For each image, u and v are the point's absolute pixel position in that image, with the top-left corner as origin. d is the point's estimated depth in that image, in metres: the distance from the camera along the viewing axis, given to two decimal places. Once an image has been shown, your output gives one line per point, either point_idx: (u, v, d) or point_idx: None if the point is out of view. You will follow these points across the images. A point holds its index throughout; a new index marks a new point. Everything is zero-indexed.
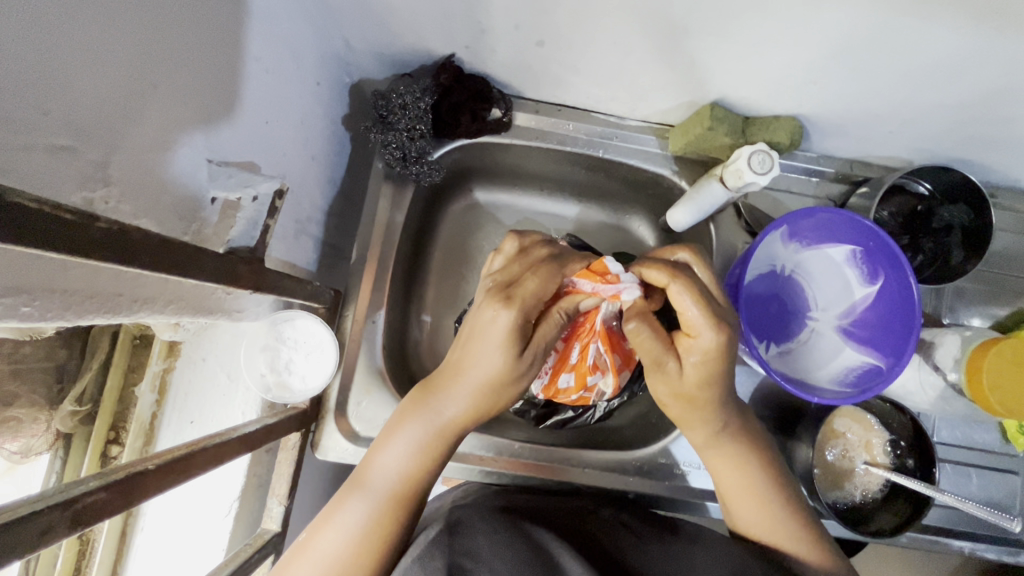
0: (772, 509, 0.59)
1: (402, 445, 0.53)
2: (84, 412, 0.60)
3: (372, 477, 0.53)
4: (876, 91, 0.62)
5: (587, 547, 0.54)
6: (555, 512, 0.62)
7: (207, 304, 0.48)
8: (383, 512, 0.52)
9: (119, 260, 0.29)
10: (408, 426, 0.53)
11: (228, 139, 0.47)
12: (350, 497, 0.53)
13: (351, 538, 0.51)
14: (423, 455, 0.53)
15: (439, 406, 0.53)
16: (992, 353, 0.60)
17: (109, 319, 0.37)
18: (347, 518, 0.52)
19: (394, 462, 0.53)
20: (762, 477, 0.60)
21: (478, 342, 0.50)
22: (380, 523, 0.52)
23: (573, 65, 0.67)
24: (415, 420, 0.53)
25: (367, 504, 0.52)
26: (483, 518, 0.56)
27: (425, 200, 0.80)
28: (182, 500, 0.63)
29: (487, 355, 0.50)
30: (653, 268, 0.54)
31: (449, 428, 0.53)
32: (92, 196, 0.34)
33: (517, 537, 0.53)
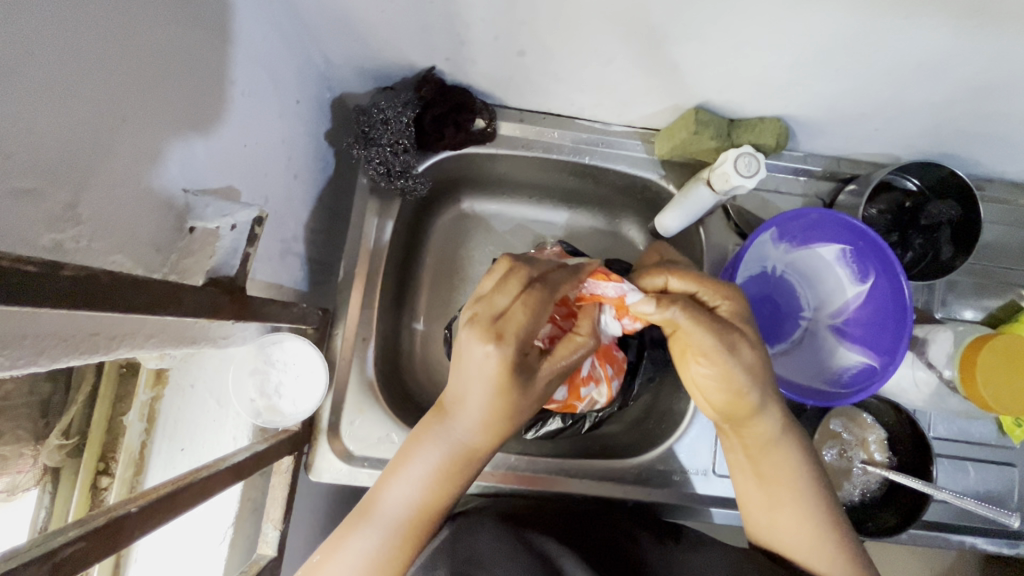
0: (825, 543, 0.54)
1: (418, 469, 0.52)
2: (71, 445, 0.58)
3: (385, 504, 0.52)
4: (861, 90, 0.62)
5: (590, 554, 0.55)
6: (556, 517, 0.63)
7: (190, 334, 0.47)
8: (393, 543, 0.51)
9: (90, 307, 0.28)
10: (425, 450, 0.52)
11: (205, 167, 0.47)
12: (355, 529, 0.52)
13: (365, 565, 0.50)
14: (437, 480, 0.52)
15: (454, 426, 0.51)
16: (987, 348, 0.59)
17: (84, 359, 0.36)
18: (358, 548, 0.51)
19: (405, 490, 0.52)
20: (808, 504, 0.55)
21: (466, 374, 0.48)
22: (392, 552, 0.51)
23: (554, 74, 0.66)
24: (433, 444, 0.52)
25: (381, 533, 0.52)
26: (487, 525, 0.57)
27: (412, 213, 0.79)
28: (175, 531, 0.61)
29: (481, 393, 0.48)
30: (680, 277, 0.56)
31: (467, 450, 0.52)
32: (61, 236, 0.33)
33: (520, 545, 0.54)
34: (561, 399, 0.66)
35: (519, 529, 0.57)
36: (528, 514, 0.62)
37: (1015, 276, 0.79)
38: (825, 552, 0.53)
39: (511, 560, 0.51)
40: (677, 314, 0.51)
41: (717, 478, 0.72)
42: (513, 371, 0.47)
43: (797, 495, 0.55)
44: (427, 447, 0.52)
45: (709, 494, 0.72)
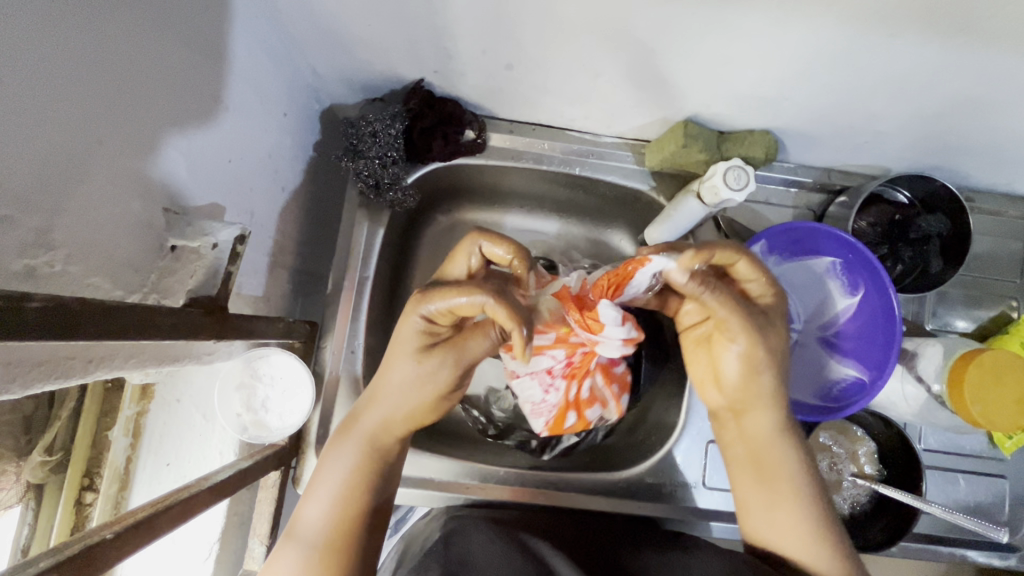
0: (791, 507, 0.57)
1: (332, 477, 0.54)
2: (54, 461, 0.58)
3: (304, 519, 0.52)
4: (849, 104, 0.62)
5: (581, 555, 0.55)
6: (548, 524, 0.63)
7: (173, 353, 0.47)
8: (321, 557, 0.50)
9: (61, 336, 0.28)
10: (337, 456, 0.55)
11: (188, 184, 0.46)
12: (280, 552, 0.51)
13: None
14: (354, 487, 0.54)
15: (367, 424, 0.56)
16: (974, 364, 0.59)
17: (60, 383, 0.36)
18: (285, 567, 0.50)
19: (320, 504, 0.53)
20: (783, 493, 0.57)
21: (393, 352, 0.56)
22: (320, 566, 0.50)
23: (543, 87, 0.66)
24: (345, 450, 0.55)
25: (307, 546, 0.51)
26: (480, 529, 0.58)
27: (403, 224, 0.79)
28: (161, 545, 0.61)
29: (404, 367, 0.55)
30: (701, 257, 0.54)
31: (373, 453, 0.55)
32: (34, 261, 0.33)
33: (513, 547, 0.54)
34: (572, 424, 0.69)
35: (513, 530, 0.58)
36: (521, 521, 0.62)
37: (1006, 287, 0.79)
38: (787, 513, 0.56)
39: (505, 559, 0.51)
40: (677, 280, 0.54)
41: (707, 490, 0.72)
42: (428, 342, 0.55)
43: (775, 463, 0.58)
44: (337, 453, 0.55)
45: (699, 506, 0.72)
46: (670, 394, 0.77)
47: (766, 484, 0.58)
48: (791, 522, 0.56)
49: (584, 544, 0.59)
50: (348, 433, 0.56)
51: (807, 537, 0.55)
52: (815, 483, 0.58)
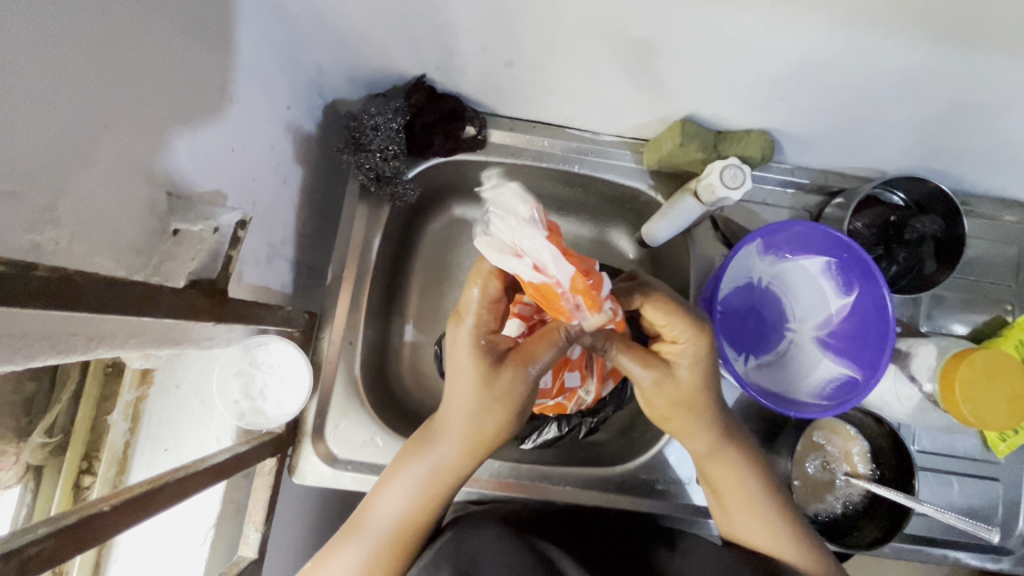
0: (772, 522, 0.58)
1: (403, 489, 0.56)
2: (54, 443, 0.59)
3: (376, 514, 0.55)
4: (845, 105, 0.62)
5: (587, 558, 0.55)
6: (551, 518, 0.62)
7: (173, 336, 0.48)
8: (379, 554, 0.54)
9: (62, 307, 0.29)
10: (415, 467, 0.56)
11: (191, 169, 0.47)
12: (346, 541, 0.55)
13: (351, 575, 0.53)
14: (423, 497, 0.56)
15: (438, 447, 0.55)
16: (966, 363, 0.59)
17: (62, 359, 0.37)
18: (347, 558, 0.54)
19: (393, 504, 0.55)
20: (761, 507, 0.59)
21: (456, 370, 0.55)
22: (378, 562, 0.54)
23: (542, 85, 0.67)
24: (423, 459, 0.56)
25: (370, 541, 0.54)
26: (487, 526, 0.57)
27: (403, 219, 0.80)
28: (157, 530, 0.62)
29: (470, 391, 0.53)
30: (676, 321, 0.55)
31: (453, 467, 0.56)
32: (40, 238, 0.34)
33: (520, 547, 0.54)
34: (548, 385, 0.68)
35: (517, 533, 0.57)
36: (526, 514, 0.62)
37: (1001, 291, 0.80)
38: (768, 530, 0.58)
39: (515, 563, 0.51)
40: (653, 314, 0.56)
41: (700, 487, 0.72)
42: (490, 359, 0.53)
43: (745, 486, 0.59)
44: (417, 463, 0.56)
45: (692, 503, 0.72)
46: None
47: (733, 502, 0.60)
48: (761, 533, 0.58)
49: (588, 543, 0.59)
50: (429, 442, 0.56)
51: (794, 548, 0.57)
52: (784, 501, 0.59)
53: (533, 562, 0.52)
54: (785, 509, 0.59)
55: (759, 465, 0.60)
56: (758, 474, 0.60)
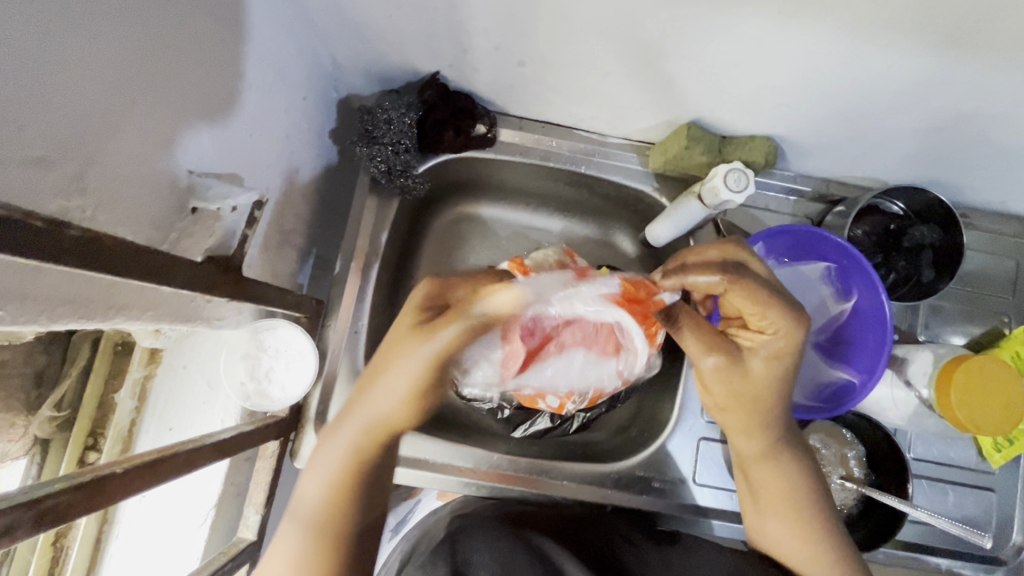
0: (798, 523, 0.58)
1: (329, 457, 0.54)
2: (62, 417, 0.60)
3: (302, 493, 0.55)
4: (847, 113, 0.64)
5: (583, 550, 0.55)
6: (547, 521, 0.62)
7: (186, 312, 0.49)
8: (318, 534, 0.52)
9: (90, 267, 0.30)
10: (337, 436, 0.55)
11: (210, 150, 0.49)
12: (284, 525, 0.54)
13: (289, 563, 0.51)
14: (343, 471, 0.54)
15: (371, 408, 0.54)
16: (962, 368, 0.61)
17: (81, 323, 0.38)
18: (287, 545, 0.52)
19: (319, 480, 0.54)
20: (797, 509, 0.58)
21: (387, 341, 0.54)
22: (312, 543, 0.52)
23: (553, 85, 0.69)
24: (343, 432, 0.55)
25: (304, 524, 0.53)
26: (484, 527, 0.56)
27: (411, 213, 0.81)
28: (158, 509, 0.62)
29: (403, 356, 0.52)
30: (768, 306, 0.54)
31: (364, 438, 0.54)
32: (68, 204, 0.35)
33: (517, 545, 0.53)
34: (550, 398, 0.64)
35: (520, 530, 0.57)
36: (523, 517, 0.61)
37: (998, 304, 0.81)
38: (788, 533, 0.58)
39: (510, 556, 0.51)
40: (743, 301, 0.55)
41: (697, 486, 0.73)
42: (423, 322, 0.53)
43: (785, 485, 0.59)
44: (339, 433, 0.55)
45: (687, 501, 0.73)
46: (664, 390, 0.79)
47: (762, 501, 0.60)
48: (783, 535, 0.58)
49: (583, 538, 0.58)
50: (340, 424, 0.56)
51: (807, 555, 0.57)
52: (818, 503, 0.58)
53: (529, 557, 0.51)
54: (819, 515, 0.58)
55: (805, 470, 0.59)
56: (804, 477, 0.59)
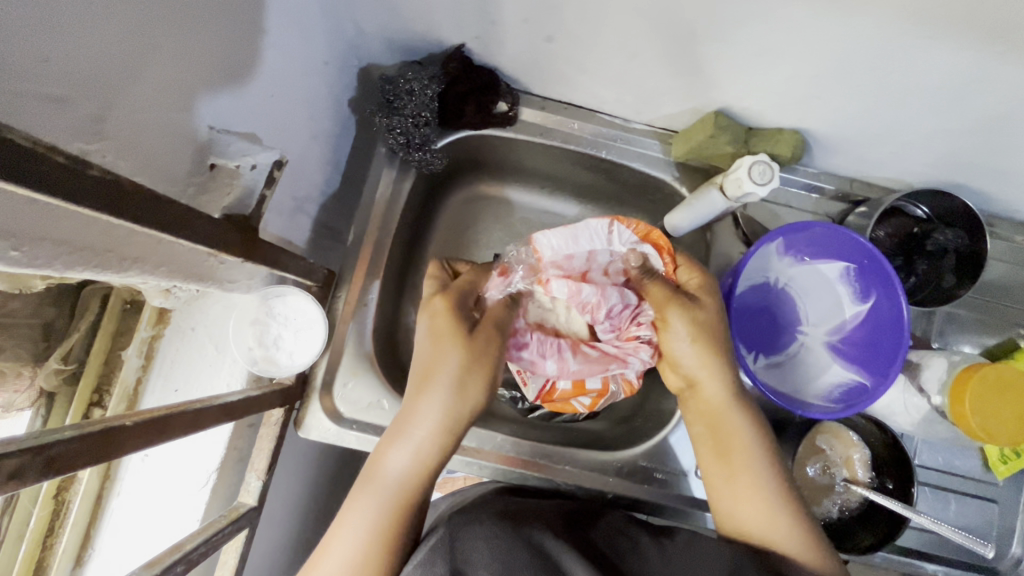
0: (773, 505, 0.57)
1: (409, 440, 0.57)
2: (68, 372, 0.59)
3: (383, 476, 0.56)
4: (879, 108, 0.62)
5: (588, 550, 0.52)
6: (549, 511, 0.59)
7: (199, 271, 0.48)
8: (394, 508, 0.54)
9: (109, 211, 0.29)
10: (416, 420, 0.57)
11: (228, 107, 0.48)
12: (357, 497, 0.55)
13: (360, 540, 0.52)
14: (429, 449, 0.57)
15: (441, 386, 0.57)
16: (978, 376, 0.60)
17: (95, 274, 0.37)
18: (359, 516, 0.54)
19: (399, 459, 0.56)
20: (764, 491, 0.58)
21: (446, 339, 0.59)
22: (387, 516, 0.54)
23: (579, 64, 0.67)
24: (423, 414, 0.57)
25: (381, 494, 0.55)
26: (482, 520, 0.53)
27: (426, 188, 0.80)
28: (160, 469, 0.62)
29: (455, 345, 0.58)
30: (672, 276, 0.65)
31: (452, 419, 0.57)
32: (85, 147, 0.34)
33: (518, 544, 0.51)
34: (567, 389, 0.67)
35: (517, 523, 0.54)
36: (523, 507, 0.59)
37: (1016, 315, 0.80)
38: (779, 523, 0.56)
39: (512, 560, 0.48)
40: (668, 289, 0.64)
41: (698, 480, 0.73)
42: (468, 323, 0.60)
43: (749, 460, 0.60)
44: (420, 411, 0.57)
45: (690, 494, 0.72)
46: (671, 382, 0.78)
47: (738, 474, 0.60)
48: (755, 515, 0.57)
49: (584, 535, 0.56)
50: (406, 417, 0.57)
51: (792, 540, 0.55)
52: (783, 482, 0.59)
53: (532, 561, 0.49)
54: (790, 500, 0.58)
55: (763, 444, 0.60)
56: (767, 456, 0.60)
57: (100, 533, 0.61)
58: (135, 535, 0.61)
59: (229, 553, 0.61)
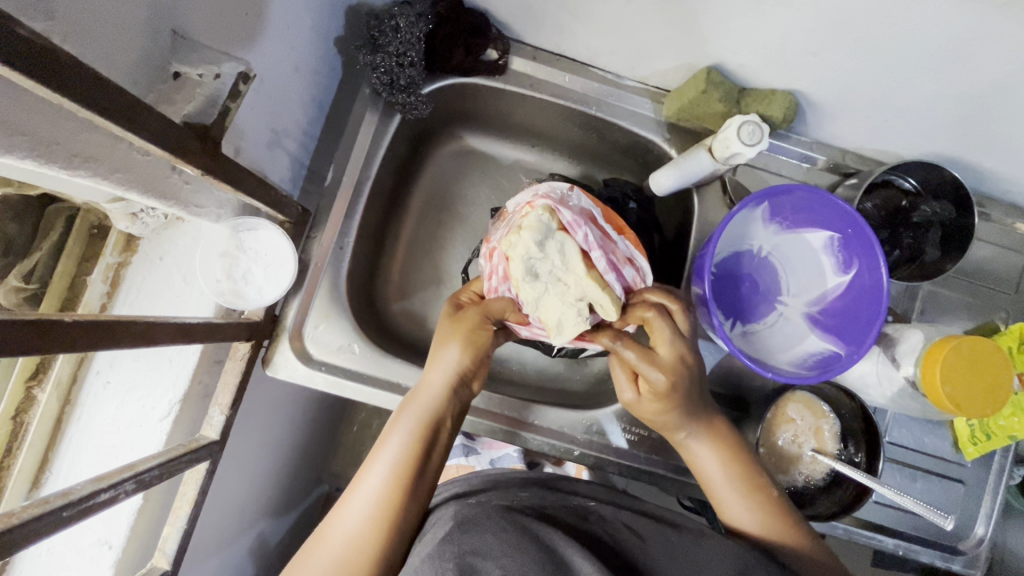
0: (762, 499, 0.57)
1: (450, 345, 0.59)
2: (30, 291, 0.57)
3: (429, 389, 0.58)
4: (877, 68, 0.60)
5: (599, 547, 0.49)
6: (565, 511, 0.55)
7: (161, 188, 0.47)
8: (420, 436, 0.55)
9: (47, 81, 0.28)
10: (462, 321, 0.61)
11: (200, 18, 0.46)
12: (392, 430, 0.56)
13: (387, 476, 0.53)
14: (472, 357, 0.59)
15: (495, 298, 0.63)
16: (953, 346, 0.59)
17: (39, 166, 0.36)
18: (387, 453, 0.54)
19: (446, 366, 0.58)
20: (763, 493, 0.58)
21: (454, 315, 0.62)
22: (416, 444, 0.55)
23: (572, 9, 0.65)
24: (466, 322, 0.61)
25: (414, 431, 0.56)
26: (491, 516, 0.51)
27: (412, 136, 0.79)
28: (123, 397, 0.61)
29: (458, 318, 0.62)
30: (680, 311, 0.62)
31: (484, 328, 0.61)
32: (29, 23, 0.32)
33: (524, 539, 0.47)
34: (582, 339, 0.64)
35: (525, 516, 0.52)
36: (538, 504, 0.55)
37: (999, 298, 0.79)
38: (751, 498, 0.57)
39: (515, 553, 0.45)
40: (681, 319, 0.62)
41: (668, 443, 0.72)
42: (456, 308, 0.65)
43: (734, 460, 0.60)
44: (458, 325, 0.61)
45: (658, 457, 0.72)
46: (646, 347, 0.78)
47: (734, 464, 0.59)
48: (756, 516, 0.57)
49: (594, 529, 0.52)
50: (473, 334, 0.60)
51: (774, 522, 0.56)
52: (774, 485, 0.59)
53: (540, 556, 0.45)
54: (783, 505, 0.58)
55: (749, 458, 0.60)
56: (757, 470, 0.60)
57: (58, 457, 0.60)
58: (95, 461, 0.60)
59: (189, 484, 0.60)
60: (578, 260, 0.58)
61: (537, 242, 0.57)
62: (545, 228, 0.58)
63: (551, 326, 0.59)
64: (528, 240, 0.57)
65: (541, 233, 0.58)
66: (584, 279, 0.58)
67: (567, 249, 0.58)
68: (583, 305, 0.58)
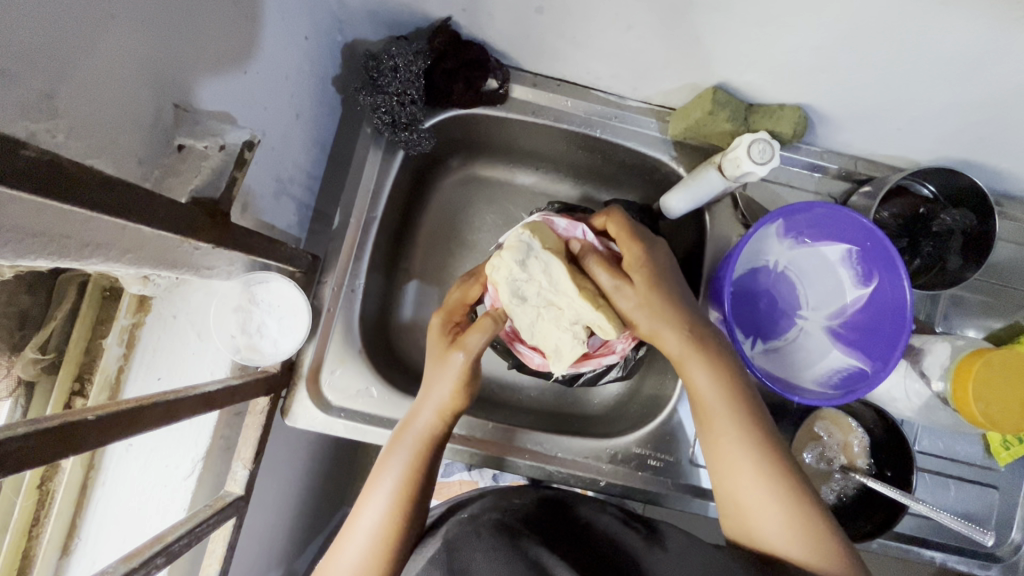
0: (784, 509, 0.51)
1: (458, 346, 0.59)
2: (48, 361, 0.57)
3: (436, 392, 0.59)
4: (888, 80, 0.59)
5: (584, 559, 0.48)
6: (558, 524, 0.54)
7: (172, 258, 0.47)
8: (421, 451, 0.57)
9: (56, 195, 0.28)
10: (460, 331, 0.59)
11: (201, 87, 0.45)
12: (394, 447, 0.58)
13: (390, 493, 0.55)
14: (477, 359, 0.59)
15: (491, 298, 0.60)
16: (983, 362, 0.58)
17: (52, 261, 0.36)
18: (393, 466, 0.56)
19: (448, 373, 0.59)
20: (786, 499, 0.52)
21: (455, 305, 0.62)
22: (417, 460, 0.57)
23: (572, 37, 0.64)
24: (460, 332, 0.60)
25: (414, 445, 0.57)
26: (480, 534, 0.50)
27: (415, 168, 0.78)
28: (146, 457, 0.61)
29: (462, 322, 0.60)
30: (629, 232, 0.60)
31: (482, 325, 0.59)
32: (31, 127, 0.31)
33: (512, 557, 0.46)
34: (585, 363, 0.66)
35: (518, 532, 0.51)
36: (533, 518, 0.54)
37: None
38: (776, 510, 0.51)
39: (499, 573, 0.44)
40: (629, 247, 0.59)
41: (695, 467, 0.71)
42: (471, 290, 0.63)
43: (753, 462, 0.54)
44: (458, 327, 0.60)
45: (685, 482, 0.71)
46: (665, 369, 0.77)
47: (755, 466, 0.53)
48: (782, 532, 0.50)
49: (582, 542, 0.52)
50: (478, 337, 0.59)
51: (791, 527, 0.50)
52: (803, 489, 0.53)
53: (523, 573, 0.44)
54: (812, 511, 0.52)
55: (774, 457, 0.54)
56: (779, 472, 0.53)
57: (85, 522, 0.60)
58: (121, 524, 0.60)
59: (216, 541, 0.60)
60: (567, 281, 0.57)
61: (519, 263, 0.57)
62: (527, 246, 0.58)
63: (550, 352, 0.60)
64: (509, 262, 0.57)
65: (523, 254, 0.57)
66: (576, 301, 0.57)
67: (553, 270, 0.58)
68: (578, 329, 0.58)
